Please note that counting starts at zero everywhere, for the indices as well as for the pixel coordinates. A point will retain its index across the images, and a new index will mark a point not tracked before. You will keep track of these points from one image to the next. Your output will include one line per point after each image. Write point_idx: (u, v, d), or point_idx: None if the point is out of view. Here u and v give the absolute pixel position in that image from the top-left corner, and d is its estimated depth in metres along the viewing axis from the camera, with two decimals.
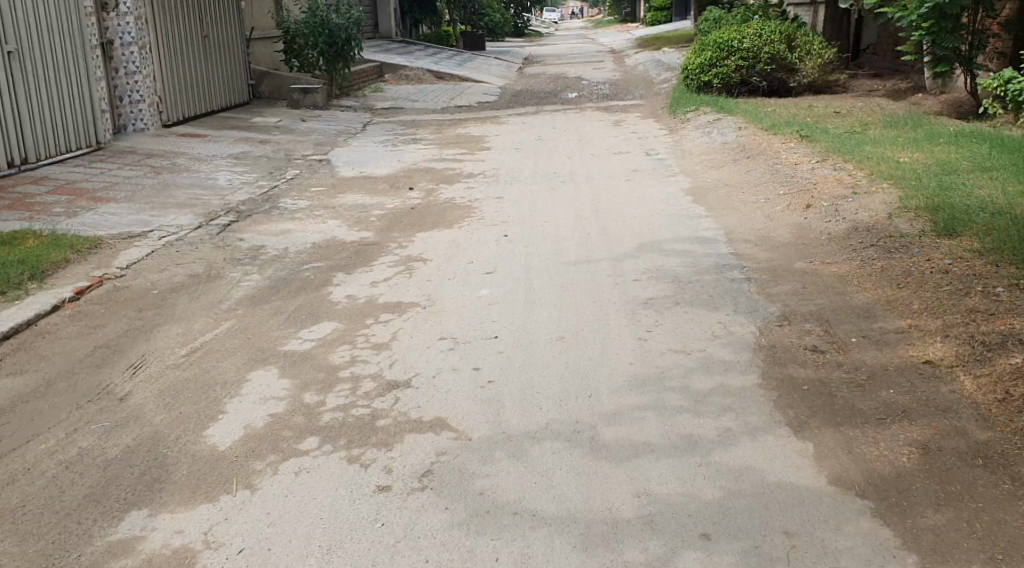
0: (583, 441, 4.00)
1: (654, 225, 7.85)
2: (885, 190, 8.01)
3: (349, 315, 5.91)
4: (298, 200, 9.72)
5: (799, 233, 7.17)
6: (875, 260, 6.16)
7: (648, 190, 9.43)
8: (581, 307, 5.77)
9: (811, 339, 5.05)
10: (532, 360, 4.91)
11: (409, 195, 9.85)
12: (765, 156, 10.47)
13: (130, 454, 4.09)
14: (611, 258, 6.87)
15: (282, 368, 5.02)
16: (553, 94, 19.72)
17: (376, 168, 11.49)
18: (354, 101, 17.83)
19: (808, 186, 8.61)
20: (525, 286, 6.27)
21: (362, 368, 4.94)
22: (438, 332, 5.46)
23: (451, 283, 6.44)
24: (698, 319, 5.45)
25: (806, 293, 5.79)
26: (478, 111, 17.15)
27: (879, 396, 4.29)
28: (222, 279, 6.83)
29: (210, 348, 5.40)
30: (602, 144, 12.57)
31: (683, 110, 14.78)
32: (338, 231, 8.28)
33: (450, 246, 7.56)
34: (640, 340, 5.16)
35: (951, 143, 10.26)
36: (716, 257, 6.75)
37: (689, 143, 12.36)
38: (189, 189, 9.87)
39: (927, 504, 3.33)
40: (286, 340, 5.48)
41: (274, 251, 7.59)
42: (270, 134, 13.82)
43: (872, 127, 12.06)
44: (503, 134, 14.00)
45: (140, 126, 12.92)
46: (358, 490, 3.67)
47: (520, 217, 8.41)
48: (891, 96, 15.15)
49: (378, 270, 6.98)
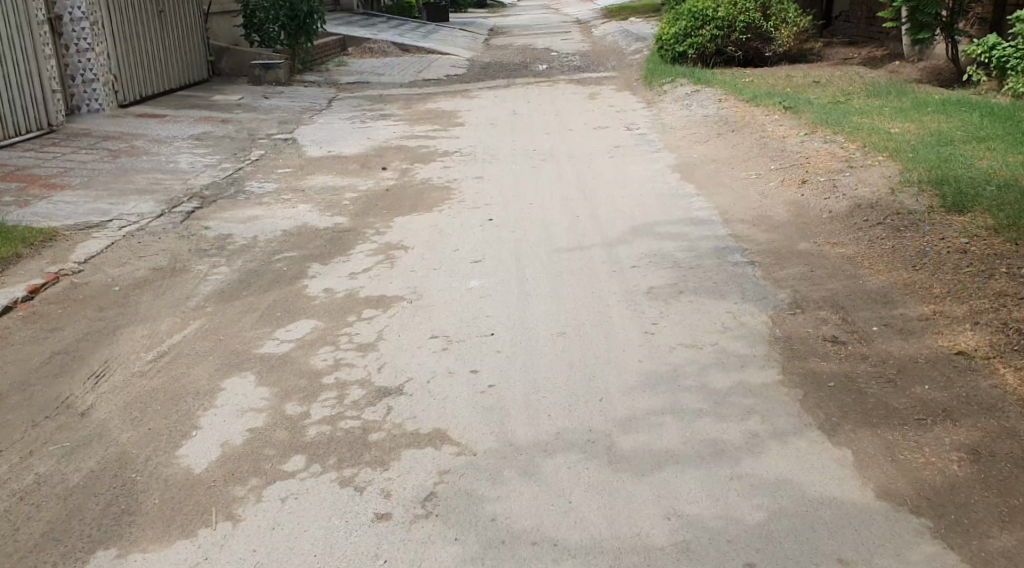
0: (599, 451, 3.63)
1: (645, 206, 7.49)
2: (882, 163, 7.70)
3: (328, 312, 5.49)
4: (265, 182, 9.23)
5: (798, 211, 6.84)
6: (884, 239, 5.86)
7: (634, 167, 9.06)
8: (579, 300, 5.41)
9: (829, 328, 4.72)
10: (533, 361, 4.55)
11: (382, 175, 9.40)
12: (750, 129, 10.13)
13: (93, 480, 3.64)
14: (604, 244, 6.50)
15: (260, 375, 4.59)
16: (523, 66, 19.23)
17: (345, 147, 10.98)
18: (318, 76, 17.21)
19: (800, 160, 8.29)
20: (517, 277, 5.90)
21: (347, 374, 4.53)
22: (428, 330, 5.06)
23: (438, 275, 6.05)
24: (705, 310, 5.10)
25: (815, 276, 5.47)
26: (448, 85, 16.64)
27: (913, 392, 3.98)
28: (190, 272, 6.36)
29: (179, 353, 4.94)
30: (579, 119, 12.15)
31: (659, 82, 14.38)
32: (310, 217, 7.80)
33: (432, 231, 7.15)
34: (648, 334, 4.81)
35: (940, 112, 9.98)
36: (715, 239, 6.41)
37: (669, 116, 11.98)
38: (149, 173, 9.31)
39: (991, 523, 3.09)
40: (261, 343, 5.04)
41: (242, 240, 7.11)
42: (232, 112, 13.22)
43: (855, 96, 11.78)
44: (475, 109, 13.52)
45: (94, 106, 12.27)
46: (353, 519, 3.28)
47: (502, 199, 8.03)
48: (868, 64, 14.87)
49: (356, 260, 6.55)
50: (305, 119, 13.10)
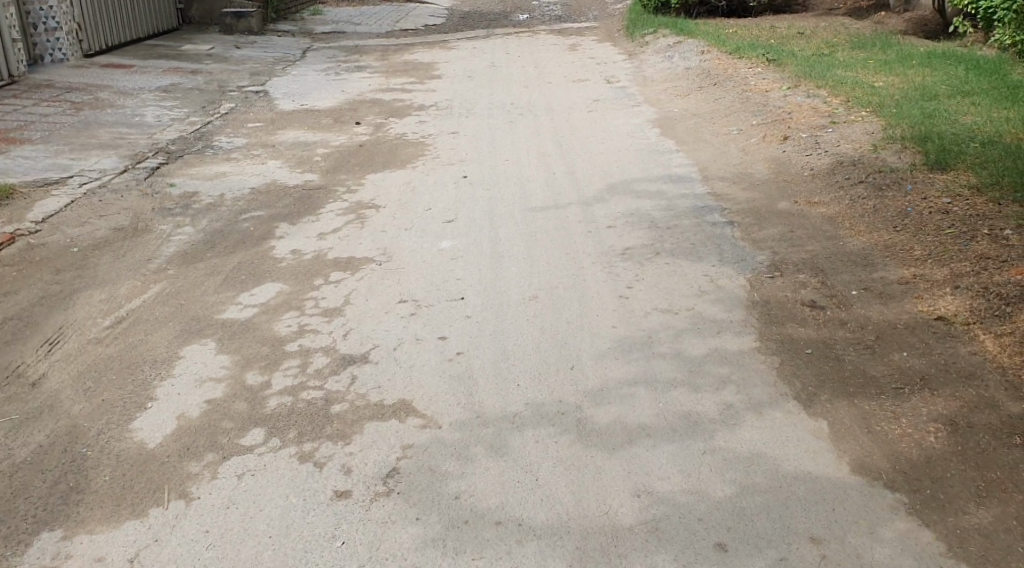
0: (569, 425, 3.51)
1: (624, 163, 7.31)
2: (865, 119, 7.54)
3: (294, 275, 5.31)
4: (234, 137, 8.97)
5: (779, 168, 6.70)
6: (865, 198, 5.72)
7: (613, 122, 8.85)
8: (553, 262, 5.27)
9: (808, 293, 4.60)
10: (504, 326, 4.41)
11: (356, 130, 9.15)
12: (732, 82, 9.91)
13: (41, 455, 3.49)
14: (580, 202, 6.34)
15: (221, 342, 4.43)
16: (504, 15, 18.80)
17: (318, 100, 10.69)
18: (292, 25, 16.75)
19: (782, 115, 8.11)
20: (490, 237, 5.74)
21: (311, 341, 4.38)
22: (397, 294, 4.91)
23: (409, 235, 5.88)
24: (682, 273, 4.97)
25: (795, 238, 5.34)
26: (426, 35, 16.25)
27: (891, 359, 3.87)
28: (152, 233, 6.16)
29: (137, 318, 4.77)
30: (558, 71, 11.88)
31: (641, 33, 14.08)
32: (279, 174, 7.58)
33: (404, 189, 6.96)
34: (623, 299, 4.67)
35: (924, 65, 9.80)
36: (694, 198, 6.26)
37: (650, 69, 11.73)
38: (113, 127, 9.01)
39: (967, 498, 3.00)
40: (224, 308, 4.87)
41: (208, 198, 6.89)
42: (202, 63, 12.84)
43: (839, 48, 11.56)
44: (453, 60, 13.20)
45: (58, 56, 11.87)
46: (311, 497, 3.16)
47: (478, 155, 7.83)
48: (852, 15, 14.60)
49: (325, 219, 6.37)
50: (278, 71, 12.74)
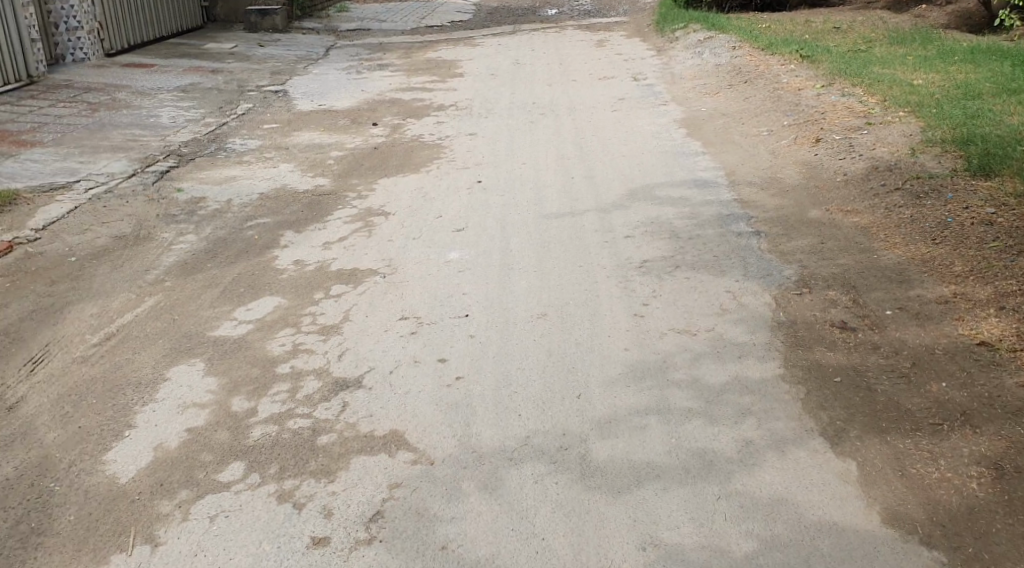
0: (571, 461, 3.21)
1: (646, 167, 6.98)
2: (903, 119, 7.13)
3: (294, 288, 5.07)
4: (248, 138, 8.77)
5: (809, 173, 6.33)
6: (902, 206, 5.35)
7: (637, 123, 8.52)
8: (565, 276, 4.97)
9: (838, 312, 4.25)
10: (509, 348, 4.13)
11: (372, 131, 8.91)
12: (763, 80, 9.52)
13: (6, 490, 3.28)
14: (598, 209, 6.03)
15: (210, 362, 4.20)
16: (532, 10, 18.49)
17: (337, 100, 10.45)
18: (317, 22, 16.57)
19: (815, 116, 7.72)
20: (501, 247, 5.46)
21: (304, 363, 4.13)
22: (399, 311, 4.64)
23: (416, 245, 5.62)
24: (703, 289, 4.65)
25: (825, 250, 4.99)
26: (452, 31, 15.98)
27: (930, 389, 3.52)
28: (154, 241, 5.95)
29: (127, 335, 4.55)
30: (583, 69, 11.54)
31: (670, 29, 13.68)
32: (290, 178, 7.35)
33: (416, 195, 6.69)
34: (637, 317, 4.37)
35: (966, 61, 9.33)
36: (718, 206, 5.92)
37: (678, 66, 11.35)
38: (127, 128, 8.85)
39: (1015, 559, 2.66)
40: (217, 324, 4.63)
41: (215, 204, 6.69)
42: (223, 62, 12.68)
43: (877, 43, 11.10)
44: (477, 58, 12.92)
45: (79, 55, 11.77)
46: (287, 544, 2.90)
47: (495, 158, 7.55)
48: (891, 9, 14.08)
49: (332, 227, 6.12)
50: (299, 69, 12.55)
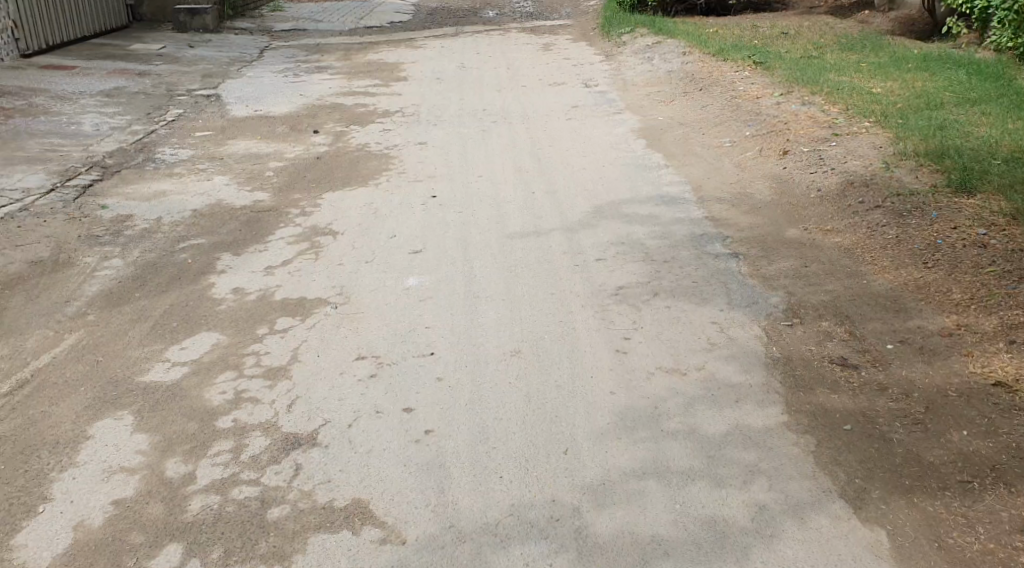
0: (566, 540, 2.83)
1: (609, 181, 6.62)
2: (870, 130, 6.91)
3: (234, 322, 4.55)
4: (179, 148, 8.15)
5: (781, 188, 6.05)
6: (885, 225, 5.09)
7: (594, 132, 8.16)
8: (536, 305, 4.57)
9: (835, 347, 3.94)
10: (482, 393, 3.71)
11: (313, 140, 8.37)
12: (719, 88, 9.26)
13: None
14: (564, 228, 5.65)
15: (139, 416, 3.67)
16: (473, 12, 18.04)
17: (274, 106, 9.87)
18: (249, 22, 15.85)
19: (778, 126, 7.46)
20: (463, 273, 5.03)
21: (249, 415, 3.65)
22: (354, 349, 4.18)
23: (370, 270, 5.15)
24: (686, 319, 4.29)
25: (811, 274, 4.68)
26: (392, 32, 15.44)
27: (951, 439, 3.23)
28: (75, 266, 5.35)
29: (42, 382, 3.98)
30: (531, 74, 11.15)
31: (617, 33, 13.38)
32: (226, 193, 6.78)
33: (366, 212, 6.21)
34: (620, 355, 3.99)
35: (921, 70, 9.21)
36: (690, 224, 5.58)
37: (628, 72, 11.04)
38: (45, 137, 8.15)
39: None
40: (148, 367, 4.10)
41: (143, 223, 6.10)
42: (150, 64, 11.95)
43: (828, 49, 10.95)
44: (419, 61, 12.43)
45: None
46: None
47: (448, 170, 7.11)
48: (835, 14, 14.02)
49: (275, 248, 5.61)
50: (232, 72, 11.89)
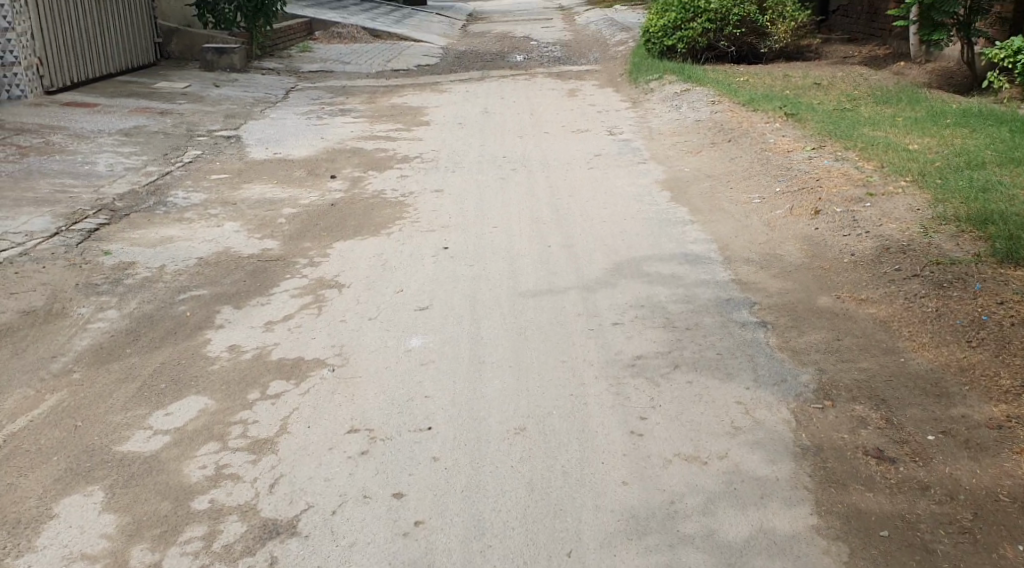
0: None
1: (631, 236, 6.33)
2: (907, 190, 6.59)
3: (225, 384, 4.28)
4: (192, 191, 7.99)
5: (812, 251, 5.73)
6: (925, 296, 4.75)
7: (617, 183, 7.89)
8: (546, 374, 4.27)
9: (871, 435, 3.59)
10: (481, 478, 3.43)
11: (329, 185, 8.18)
12: (748, 140, 8.98)
13: None
14: (580, 287, 5.36)
15: (110, 493, 3.41)
16: (501, 55, 17.98)
17: (293, 149, 9.73)
18: (277, 62, 15.85)
19: (809, 182, 7.16)
20: (470, 333, 4.75)
21: (227, 495, 3.37)
22: (348, 419, 3.90)
23: (372, 328, 4.88)
24: (708, 398, 3.97)
25: (843, 349, 4.34)
26: (418, 75, 15.37)
27: (1001, 556, 2.89)
28: (69, 316, 5.14)
29: (14, 449, 3.73)
30: (556, 121, 10.94)
31: (645, 80, 13.18)
32: (234, 240, 6.57)
33: (375, 263, 5.96)
34: (633, 438, 3.68)
35: (959, 125, 8.88)
36: (715, 287, 5.27)
37: (655, 120, 10.80)
38: (58, 177, 8.03)
39: None
40: (127, 434, 3.84)
41: (145, 271, 5.90)
42: (174, 103, 11.90)
43: (861, 102, 10.65)
44: (444, 105, 12.29)
45: (16, 93, 10.93)
46: None
47: (464, 220, 6.86)
48: (869, 65, 13.73)
49: (278, 302, 5.36)
50: (255, 113, 11.81)
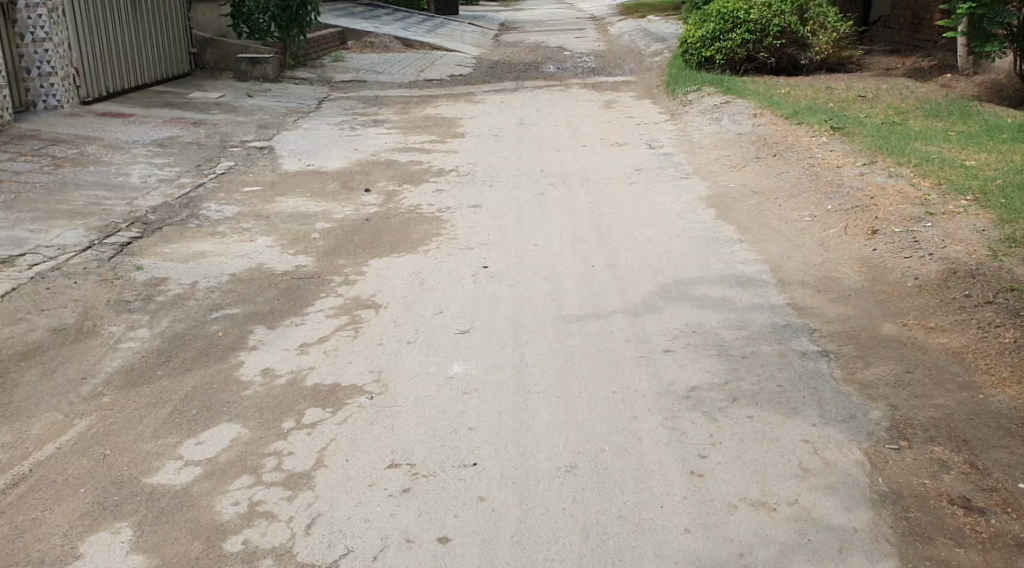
0: None
1: (677, 256, 6.07)
2: (968, 210, 6.29)
3: (259, 412, 4.07)
4: (225, 203, 7.85)
5: (872, 274, 5.44)
6: (1000, 326, 4.46)
7: (659, 199, 7.63)
8: (595, 405, 4.02)
9: (956, 480, 3.32)
10: (531, 523, 3.20)
11: (364, 199, 8.00)
12: (795, 154, 8.69)
13: None
14: (627, 311, 5.11)
15: (139, 531, 3.21)
16: (534, 66, 17.78)
17: (326, 160, 9.58)
18: (309, 72, 15.76)
19: (863, 200, 6.86)
20: (513, 360, 4.51)
21: (262, 536, 3.17)
22: (388, 452, 3.68)
23: (411, 352, 4.66)
24: (772, 435, 3.70)
25: (915, 382, 4.06)
26: (452, 86, 15.20)
27: None
28: (99, 335, 4.97)
29: (39, 480, 3.55)
30: (593, 134, 10.72)
31: (683, 91, 12.93)
32: (267, 256, 6.39)
33: (412, 283, 5.75)
34: (694, 479, 3.43)
35: (1016, 141, 8.53)
36: (771, 312, 5.00)
37: (695, 133, 10.53)
38: (91, 189, 7.92)
39: None
40: (157, 465, 3.64)
41: (177, 287, 5.73)
42: (208, 113, 11.81)
43: (910, 116, 10.31)
44: (478, 116, 12.10)
45: (52, 103, 10.87)
46: None
47: (502, 237, 6.63)
48: (914, 76, 13.36)
49: (312, 322, 5.16)
50: (288, 123, 11.69)
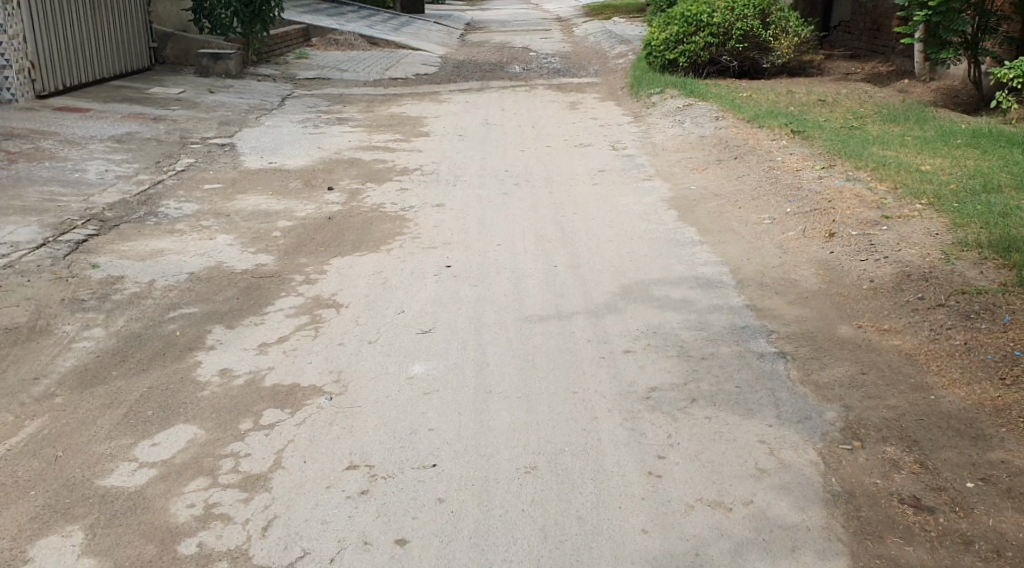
0: None
1: (639, 257, 6.11)
2: (923, 214, 6.40)
3: (216, 413, 4.03)
4: (184, 201, 7.75)
5: (829, 276, 5.52)
6: (952, 329, 4.55)
7: (622, 201, 7.68)
8: (555, 406, 4.04)
9: (907, 480, 3.38)
10: (489, 524, 3.20)
11: (326, 197, 7.95)
12: (756, 157, 8.79)
13: None
14: (588, 311, 5.14)
15: (90, 533, 3.17)
16: (500, 66, 17.76)
17: (288, 157, 9.50)
18: (273, 68, 15.63)
19: (821, 203, 6.96)
20: (474, 360, 4.52)
21: (218, 539, 3.14)
22: (347, 453, 3.66)
23: (372, 352, 4.64)
24: (729, 436, 3.74)
25: (869, 383, 4.13)
26: (417, 84, 15.15)
27: None
28: (52, 335, 4.88)
29: None
30: (557, 134, 10.76)
31: (647, 93, 13.02)
32: (228, 254, 6.33)
33: (374, 282, 5.73)
34: (652, 480, 3.45)
35: (970, 147, 8.70)
36: (729, 313, 5.05)
37: (658, 135, 10.59)
38: (47, 185, 7.78)
39: None
40: (111, 467, 3.59)
41: (134, 286, 5.65)
42: (168, 109, 11.66)
43: (868, 121, 10.47)
44: (443, 116, 12.08)
45: (6, 96, 10.65)
46: None
47: (466, 237, 6.63)
48: (873, 81, 13.57)
49: (272, 322, 5.12)
50: (250, 120, 11.57)
